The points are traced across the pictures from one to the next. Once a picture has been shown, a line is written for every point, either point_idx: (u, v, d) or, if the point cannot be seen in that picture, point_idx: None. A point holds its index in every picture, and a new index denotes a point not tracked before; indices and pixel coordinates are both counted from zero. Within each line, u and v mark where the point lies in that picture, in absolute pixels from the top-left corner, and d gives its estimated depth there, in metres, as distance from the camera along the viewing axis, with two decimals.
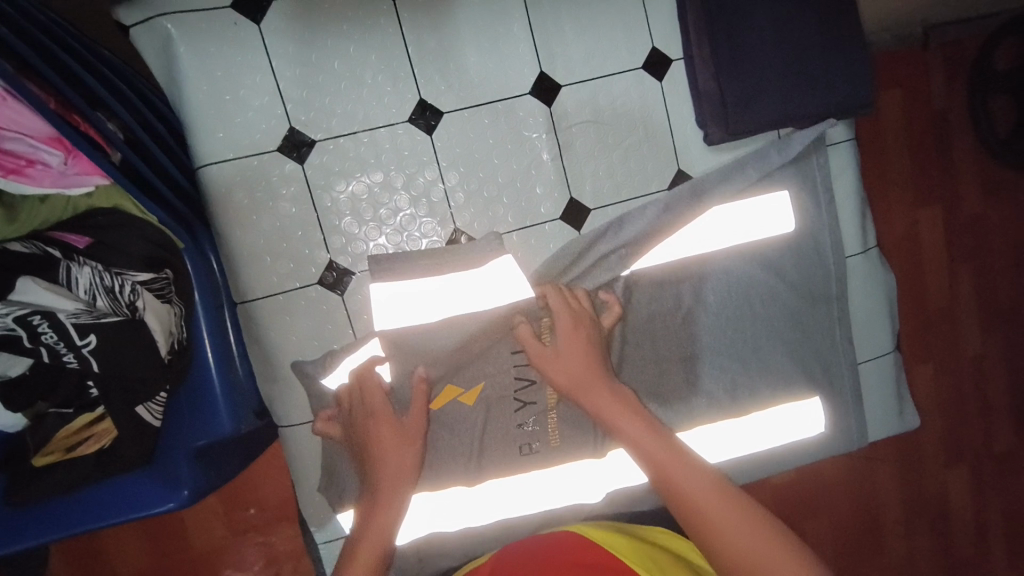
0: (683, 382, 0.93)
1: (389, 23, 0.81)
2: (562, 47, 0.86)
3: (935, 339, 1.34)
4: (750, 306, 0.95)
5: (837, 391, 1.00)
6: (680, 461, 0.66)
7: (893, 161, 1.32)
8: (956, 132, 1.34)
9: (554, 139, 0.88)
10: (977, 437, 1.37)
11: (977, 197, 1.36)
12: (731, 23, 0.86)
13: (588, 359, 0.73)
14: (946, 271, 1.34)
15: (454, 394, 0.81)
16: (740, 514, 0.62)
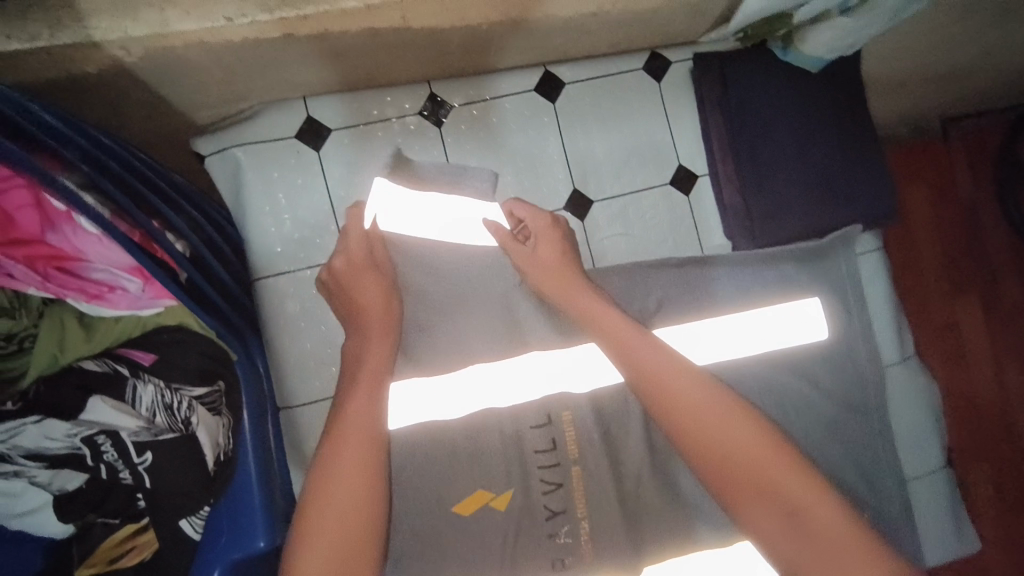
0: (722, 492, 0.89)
1: (435, 147, 0.88)
2: (594, 166, 0.92)
3: (989, 444, 1.27)
4: (789, 410, 0.93)
5: (887, 507, 0.94)
6: (700, 397, 0.70)
7: (924, 257, 1.32)
8: (988, 230, 1.35)
9: (587, 251, 0.92)
10: None
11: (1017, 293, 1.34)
12: (756, 142, 0.91)
13: (569, 275, 0.80)
14: (991, 370, 1.30)
15: (485, 499, 0.84)
16: (755, 437, 0.67)
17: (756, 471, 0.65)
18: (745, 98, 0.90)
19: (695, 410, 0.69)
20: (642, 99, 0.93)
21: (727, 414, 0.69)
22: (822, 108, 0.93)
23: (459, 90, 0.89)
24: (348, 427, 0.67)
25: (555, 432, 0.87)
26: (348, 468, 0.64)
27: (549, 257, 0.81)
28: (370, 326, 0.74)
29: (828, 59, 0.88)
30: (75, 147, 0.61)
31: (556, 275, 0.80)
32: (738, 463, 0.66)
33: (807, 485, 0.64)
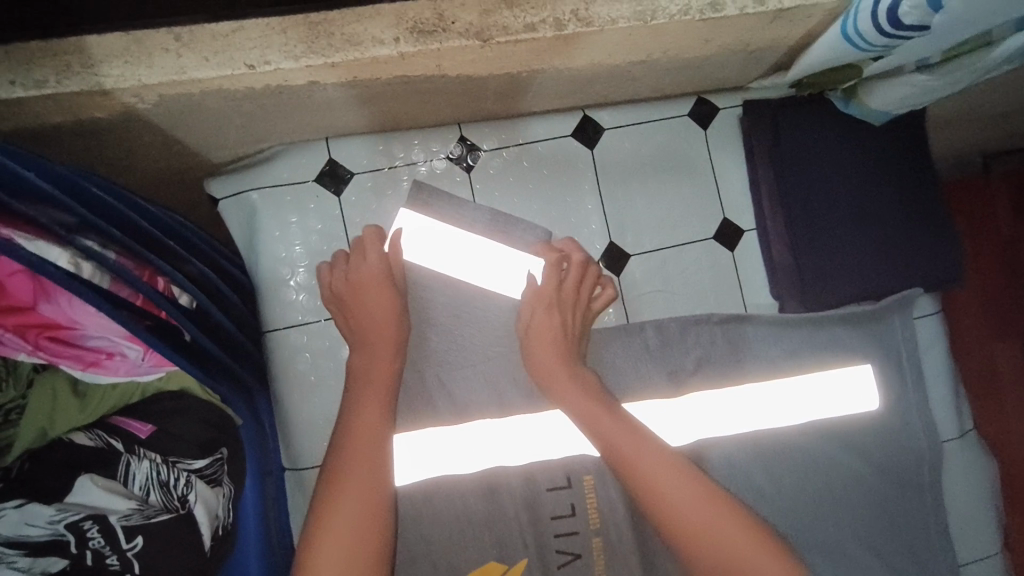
0: None
1: (462, 194, 0.82)
2: (632, 217, 0.85)
3: None
4: (837, 491, 0.83)
5: None
6: (684, 492, 0.64)
7: None
8: None
9: (621, 309, 0.85)
10: None
11: None
12: (808, 198, 0.84)
13: (568, 353, 0.74)
14: None
15: (498, 572, 0.77)
16: (728, 516, 0.63)
17: (733, 558, 0.62)
18: (797, 151, 0.84)
19: (667, 492, 0.64)
20: (687, 146, 0.87)
21: (701, 501, 0.64)
22: (882, 163, 0.86)
23: (492, 133, 0.83)
24: (357, 435, 0.65)
25: (575, 497, 0.80)
26: (366, 488, 0.62)
27: (549, 331, 0.74)
28: (376, 336, 0.71)
29: (894, 114, 0.82)
30: (76, 215, 0.54)
31: (541, 344, 0.74)
32: (714, 550, 0.62)
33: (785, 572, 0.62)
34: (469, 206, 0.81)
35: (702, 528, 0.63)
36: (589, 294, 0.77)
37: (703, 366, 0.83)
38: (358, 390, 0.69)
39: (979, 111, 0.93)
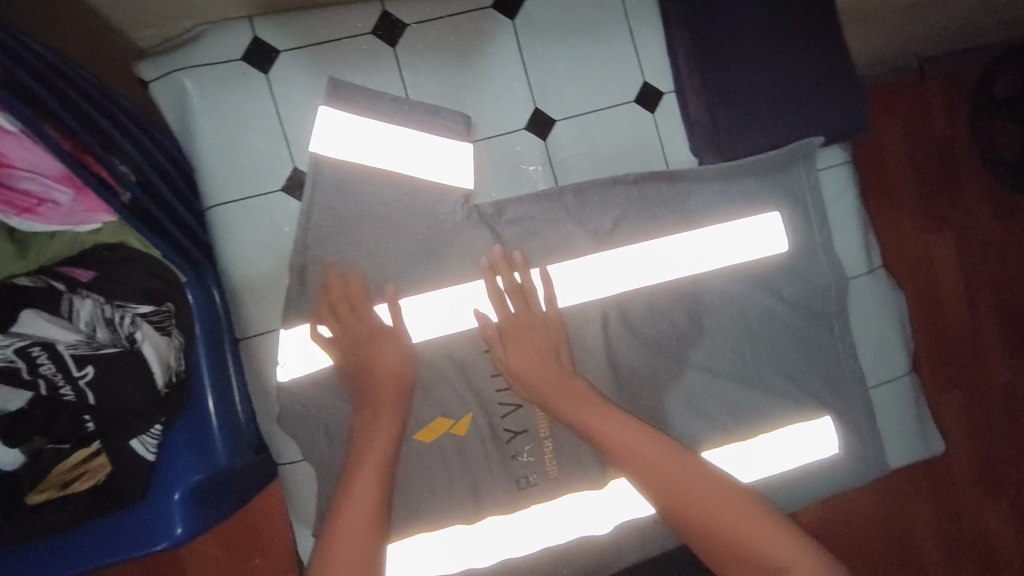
0: (680, 405, 0.92)
1: (386, 66, 0.84)
2: (556, 85, 0.88)
3: (955, 358, 1.39)
4: (763, 335, 0.93)
5: (850, 412, 0.94)
6: (685, 483, 0.77)
7: (898, 188, 1.38)
8: (957, 154, 1.41)
9: (549, 170, 0.89)
10: (1003, 453, 1.38)
11: (988, 217, 1.42)
12: (723, 49, 0.87)
13: (542, 363, 0.84)
14: (958, 294, 1.39)
15: (445, 427, 0.87)
16: (675, 462, 0.78)
17: (682, 492, 0.76)
18: (713, 11, 0.87)
19: (627, 450, 0.78)
20: (606, 14, 0.89)
21: (694, 480, 0.77)
22: (792, 21, 0.90)
23: (415, 7, 0.84)
24: (378, 440, 0.78)
25: None
26: (369, 488, 0.76)
27: (519, 350, 0.84)
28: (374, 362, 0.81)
29: None
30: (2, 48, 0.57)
31: (517, 361, 0.84)
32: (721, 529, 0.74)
33: (723, 492, 0.76)
34: (377, 93, 0.84)
35: (717, 520, 0.74)
36: (535, 308, 0.87)
37: (627, 223, 0.90)
38: (371, 413, 0.80)
39: None
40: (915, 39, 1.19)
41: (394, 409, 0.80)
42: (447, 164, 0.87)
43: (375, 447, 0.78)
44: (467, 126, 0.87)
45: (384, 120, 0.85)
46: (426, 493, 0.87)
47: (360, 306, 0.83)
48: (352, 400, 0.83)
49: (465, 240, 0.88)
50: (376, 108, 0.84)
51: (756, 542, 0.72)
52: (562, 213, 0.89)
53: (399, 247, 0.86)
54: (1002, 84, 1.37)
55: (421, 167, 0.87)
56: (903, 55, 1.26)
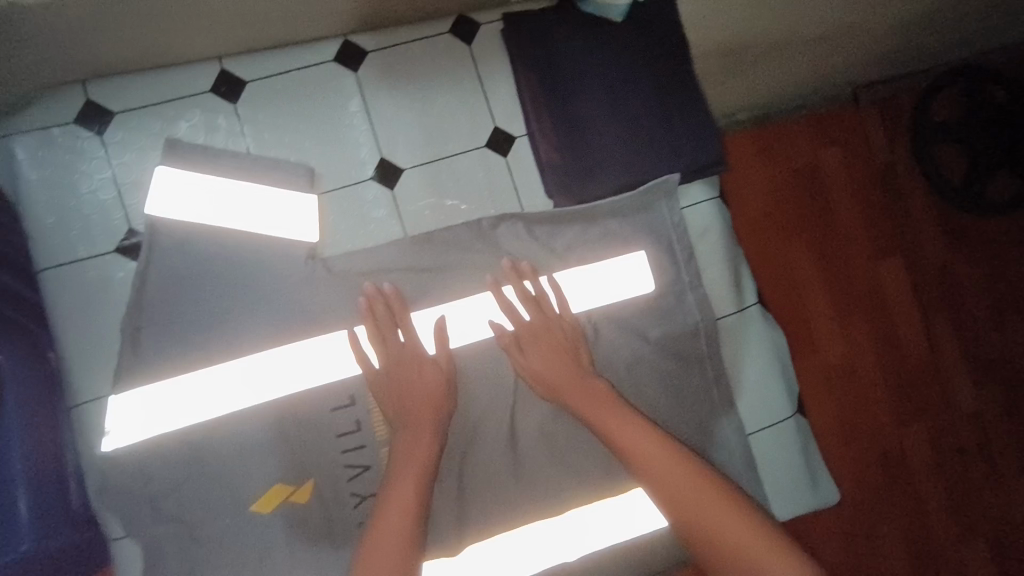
0: (547, 459, 0.89)
1: (221, 121, 0.84)
2: (404, 136, 0.88)
3: (891, 352, 1.59)
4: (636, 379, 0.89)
5: (729, 461, 0.90)
6: (687, 491, 0.74)
7: (835, 201, 1.62)
8: (900, 175, 1.68)
9: (398, 220, 0.88)
10: (957, 438, 1.61)
11: (936, 232, 1.68)
12: (567, 92, 0.90)
13: (557, 361, 0.84)
14: (902, 294, 1.62)
15: (284, 494, 0.87)
16: (701, 498, 0.73)
17: (682, 493, 0.74)
18: (557, 57, 0.89)
19: (659, 474, 0.75)
20: (453, 62, 0.89)
21: (691, 485, 0.74)
22: (640, 63, 0.91)
23: (252, 64, 0.84)
24: (416, 444, 0.80)
25: (359, 412, 0.91)
26: (403, 488, 0.77)
27: (541, 355, 0.84)
28: (415, 405, 0.82)
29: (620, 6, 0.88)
30: None
31: (541, 363, 0.83)
32: (719, 537, 0.71)
33: (744, 529, 0.71)
34: (219, 150, 0.84)
35: (717, 526, 0.71)
36: (549, 309, 0.86)
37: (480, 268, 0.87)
38: (401, 419, 0.82)
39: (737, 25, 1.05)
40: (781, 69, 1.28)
41: (429, 420, 0.81)
42: (291, 219, 0.86)
43: (405, 473, 0.78)
44: (311, 178, 0.86)
45: (224, 177, 0.84)
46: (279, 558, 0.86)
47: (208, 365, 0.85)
48: (207, 461, 0.85)
49: (311, 294, 0.86)
50: (215, 168, 0.84)
51: (745, 547, 0.70)
52: (413, 263, 0.87)
53: (239, 308, 0.85)
54: (940, 105, 1.68)
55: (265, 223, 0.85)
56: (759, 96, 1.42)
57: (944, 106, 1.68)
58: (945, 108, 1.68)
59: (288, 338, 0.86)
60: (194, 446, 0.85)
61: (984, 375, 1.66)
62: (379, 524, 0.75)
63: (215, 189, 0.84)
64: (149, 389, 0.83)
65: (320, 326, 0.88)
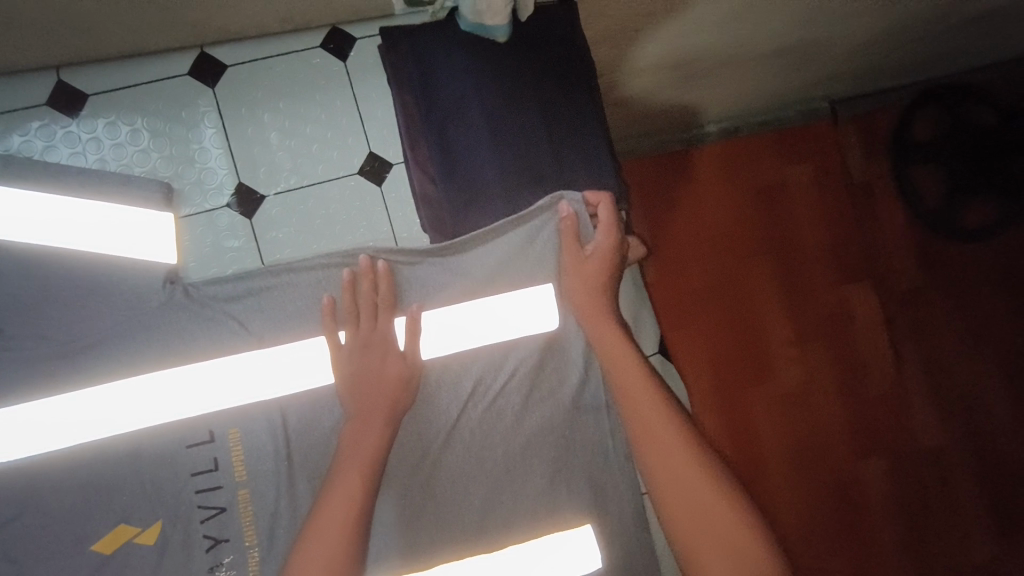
0: (426, 503, 0.85)
1: (57, 135, 0.80)
2: (267, 158, 0.85)
3: (854, 383, 1.50)
4: (519, 422, 0.88)
5: (611, 505, 0.91)
6: (683, 465, 0.74)
7: (805, 219, 1.51)
8: (878, 195, 1.56)
9: (255, 248, 0.84)
10: (925, 477, 1.50)
11: (914, 258, 1.56)
12: (446, 124, 0.83)
13: (599, 291, 0.86)
14: (871, 321, 1.52)
15: (129, 534, 0.78)
16: (680, 443, 0.76)
17: (679, 476, 0.74)
18: (434, 79, 0.83)
19: (645, 416, 0.78)
20: (322, 81, 0.86)
21: (690, 464, 0.74)
22: (529, 83, 0.84)
23: (96, 77, 0.81)
24: (377, 416, 0.78)
25: (219, 451, 0.80)
26: (356, 473, 0.74)
27: (584, 276, 0.86)
28: (392, 368, 0.80)
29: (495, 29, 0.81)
30: None
31: (582, 283, 0.86)
32: (689, 509, 0.73)
33: (699, 472, 0.74)
34: (59, 165, 0.78)
35: (687, 502, 0.73)
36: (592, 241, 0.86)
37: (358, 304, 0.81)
38: (356, 408, 0.78)
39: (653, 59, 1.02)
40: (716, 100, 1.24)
41: (380, 425, 0.78)
42: (140, 242, 0.79)
43: (359, 452, 0.76)
44: (167, 195, 0.81)
45: (65, 194, 0.77)
46: None
47: (49, 394, 0.76)
48: (43, 500, 0.77)
49: (168, 324, 0.79)
50: (50, 189, 0.77)
51: (716, 520, 0.71)
52: (280, 295, 0.82)
53: (89, 328, 0.77)
54: (926, 122, 1.55)
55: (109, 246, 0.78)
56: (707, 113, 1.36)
57: (932, 121, 1.54)
58: (934, 123, 1.54)
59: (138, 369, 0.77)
60: (32, 484, 0.77)
61: (958, 409, 1.54)
62: (316, 524, 0.71)
63: (50, 211, 0.76)
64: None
65: (176, 351, 0.79)
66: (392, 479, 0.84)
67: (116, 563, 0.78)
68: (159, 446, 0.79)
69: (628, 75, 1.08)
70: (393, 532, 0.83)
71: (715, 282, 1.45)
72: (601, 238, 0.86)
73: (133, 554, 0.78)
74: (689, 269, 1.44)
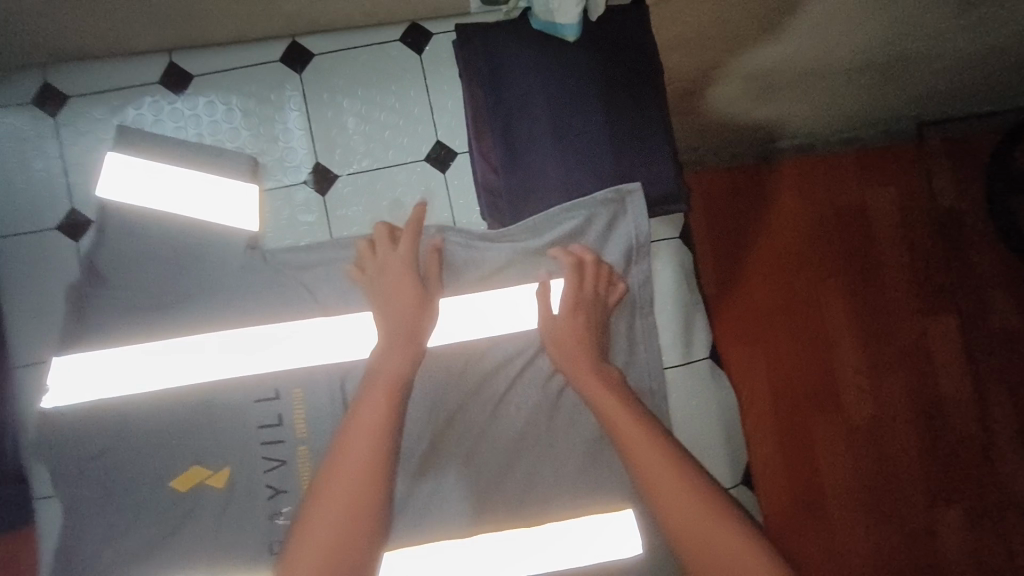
0: (469, 479, 0.88)
1: (165, 111, 0.90)
2: (343, 141, 0.92)
3: (925, 420, 1.41)
4: (562, 412, 0.90)
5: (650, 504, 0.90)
6: (679, 498, 0.72)
7: (884, 242, 1.44)
8: (970, 223, 1.45)
9: (325, 224, 0.91)
10: (999, 529, 1.39)
11: (1007, 293, 1.43)
12: (511, 117, 0.86)
13: (580, 347, 0.85)
14: (950, 357, 1.42)
15: (200, 477, 0.86)
16: (674, 474, 0.73)
17: (678, 507, 0.72)
18: (503, 72, 0.86)
19: (637, 448, 0.76)
20: (398, 71, 0.92)
21: (687, 495, 0.72)
22: (595, 80, 0.85)
23: (203, 60, 0.91)
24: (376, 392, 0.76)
25: (283, 408, 0.87)
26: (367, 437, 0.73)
27: (565, 332, 0.86)
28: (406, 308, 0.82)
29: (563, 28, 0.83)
30: None
31: (557, 344, 0.86)
32: (692, 540, 0.70)
33: (713, 526, 0.70)
34: (165, 137, 0.88)
35: (691, 531, 0.71)
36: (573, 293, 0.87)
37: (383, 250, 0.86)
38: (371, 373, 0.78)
39: (728, 62, 1.00)
40: (795, 101, 1.18)
41: (401, 379, 0.77)
42: (226, 210, 0.88)
43: (367, 413, 0.74)
44: (253, 169, 0.90)
45: (167, 163, 0.87)
46: (178, 546, 0.85)
47: (145, 342, 0.85)
48: (130, 438, 0.86)
49: (247, 286, 0.87)
50: (157, 158, 0.87)
51: (721, 550, 0.69)
52: (345, 268, 0.88)
53: (182, 284, 0.86)
54: None
55: (200, 214, 0.87)
56: (786, 125, 1.30)
57: None
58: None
59: (222, 325, 0.86)
60: (122, 422, 0.86)
61: None
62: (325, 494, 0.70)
63: (155, 178, 0.87)
64: (98, 355, 0.85)
65: (252, 311, 0.86)
66: (440, 450, 0.88)
67: (188, 501, 0.86)
68: (232, 398, 0.87)
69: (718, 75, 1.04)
70: (437, 500, 0.87)
71: (778, 305, 1.40)
72: (566, 296, 0.86)
73: (204, 495, 0.86)
74: (751, 291, 1.40)
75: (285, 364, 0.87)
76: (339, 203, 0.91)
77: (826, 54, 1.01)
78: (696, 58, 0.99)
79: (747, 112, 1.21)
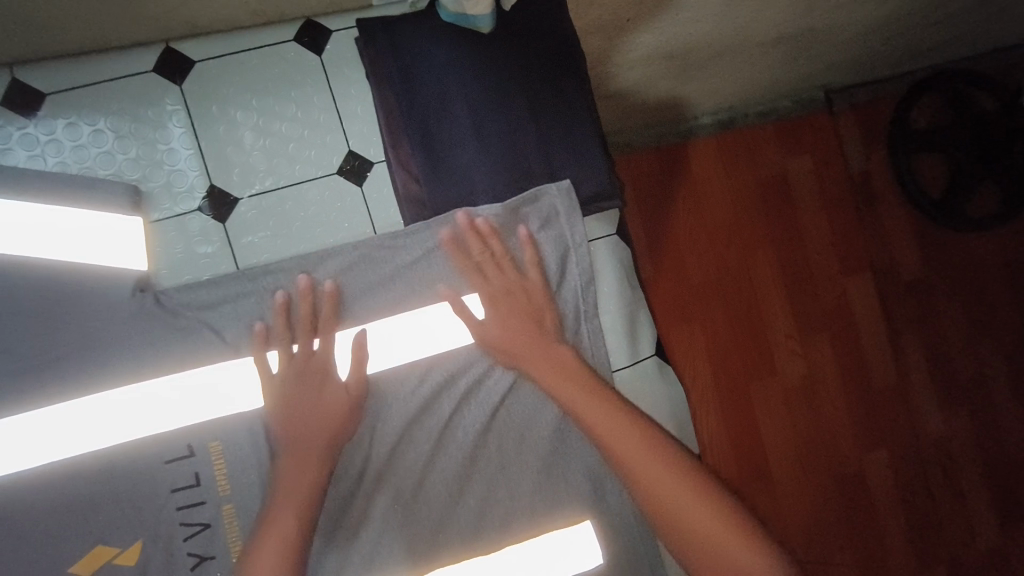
0: (422, 511, 0.81)
1: (14, 138, 0.76)
2: (241, 159, 0.81)
3: (856, 375, 1.47)
4: (514, 426, 0.85)
5: (612, 509, 0.87)
6: (651, 466, 0.68)
7: (807, 209, 1.48)
8: (879, 187, 1.53)
9: (230, 255, 0.81)
10: (931, 467, 1.48)
11: (914, 250, 1.53)
12: (428, 122, 0.79)
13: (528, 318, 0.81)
14: (874, 313, 1.49)
15: (107, 557, 0.74)
16: (640, 445, 0.70)
17: (649, 478, 0.68)
18: (415, 72, 0.79)
19: (599, 422, 0.72)
20: (297, 76, 0.82)
21: (660, 462, 0.68)
22: (516, 74, 0.80)
23: (55, 75, 0.77)
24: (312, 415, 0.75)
25: (199, 466, 0.76)
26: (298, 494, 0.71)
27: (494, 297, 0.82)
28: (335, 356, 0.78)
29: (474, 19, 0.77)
30: None
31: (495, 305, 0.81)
32: (670, 511, 0.66)
33: (691, 499, 0.67)
34: (16, 168, 0.74)
35: (668, 502, 0.67)
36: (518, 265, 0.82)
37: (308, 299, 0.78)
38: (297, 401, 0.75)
39: (648, 47, 0.98)
40: (714, 79, 1.19)
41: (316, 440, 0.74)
42: (108, 252, 0.76)
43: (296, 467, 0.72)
44: (134, 199, 0.77)
45: (21, 200, 0.73)
46: None
47: (20, 412, 0.72)
48: (15, 524, 0.73)
49: (140, 334, 0.75)
50: (5, 195, 0.72)
51: (698, 521, 0.65)
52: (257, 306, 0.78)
53: (60, 339, 0.73)
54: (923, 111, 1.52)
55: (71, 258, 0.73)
56: (707, 102, 1.31)
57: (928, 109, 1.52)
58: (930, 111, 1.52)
59: (111, 381, 0.74)
60: (2, 507, 0.72)
61: (964, 402, 1.52)
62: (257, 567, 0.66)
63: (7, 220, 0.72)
64: None
65: (150, 362, 0.75)
66: (386, 485, 0.81)
67: None
68: (137, 463, 0.75)
69: (624, 67, 1.02)
70: (389, 539, 0.80)
71: (714, 278, 1.41)
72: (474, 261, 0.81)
73: None
74: (686, 265, 1.40)
75: (202, 416, 0.76)
76: (242, 230, 0.81)
77: (741, 32, 1.01)
78: (616, 44, 0.96)
79: (671, 91, 1.19)
